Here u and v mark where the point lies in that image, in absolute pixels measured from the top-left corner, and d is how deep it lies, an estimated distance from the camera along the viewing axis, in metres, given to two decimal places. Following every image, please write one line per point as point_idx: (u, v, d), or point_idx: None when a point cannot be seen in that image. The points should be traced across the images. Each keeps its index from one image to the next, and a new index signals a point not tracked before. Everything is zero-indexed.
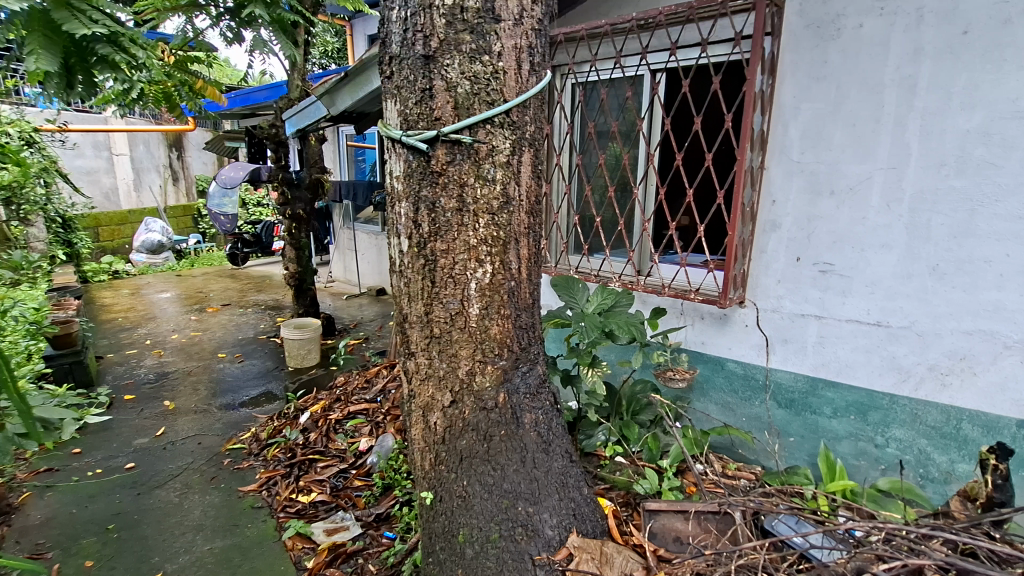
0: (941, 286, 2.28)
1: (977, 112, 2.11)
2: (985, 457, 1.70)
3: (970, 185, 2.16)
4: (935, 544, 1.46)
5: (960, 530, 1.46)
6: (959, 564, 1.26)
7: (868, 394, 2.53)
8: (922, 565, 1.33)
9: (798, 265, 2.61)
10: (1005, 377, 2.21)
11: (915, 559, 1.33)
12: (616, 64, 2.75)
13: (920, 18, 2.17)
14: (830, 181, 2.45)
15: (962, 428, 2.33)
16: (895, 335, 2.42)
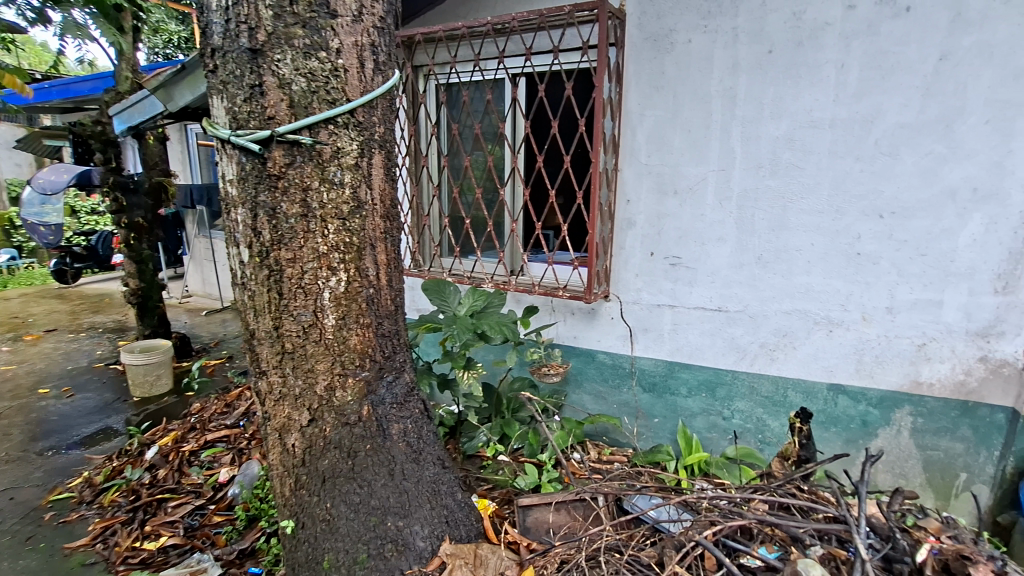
0: (766, 273, 2.60)
1: (783, 121, 2.43)
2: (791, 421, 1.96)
3: (782, 184, 2.48)
4: (758, 504, 1.68)
5: (778, 486, 1.70)
6: (771, 520, 1.48)
7: (715, 372, 2.81)
8: (743, 525, 1.53)
9: (651, 260, 2.82)
10: (817, 349, 2.57)
11: (737, 521, 1.53)
12: (475, 66, 2.78)
13: (735, 36, 2.45)
14: (673, 181, 2.69)
15: (788, 395, 2.68)
16: (732, 318, 2.71)
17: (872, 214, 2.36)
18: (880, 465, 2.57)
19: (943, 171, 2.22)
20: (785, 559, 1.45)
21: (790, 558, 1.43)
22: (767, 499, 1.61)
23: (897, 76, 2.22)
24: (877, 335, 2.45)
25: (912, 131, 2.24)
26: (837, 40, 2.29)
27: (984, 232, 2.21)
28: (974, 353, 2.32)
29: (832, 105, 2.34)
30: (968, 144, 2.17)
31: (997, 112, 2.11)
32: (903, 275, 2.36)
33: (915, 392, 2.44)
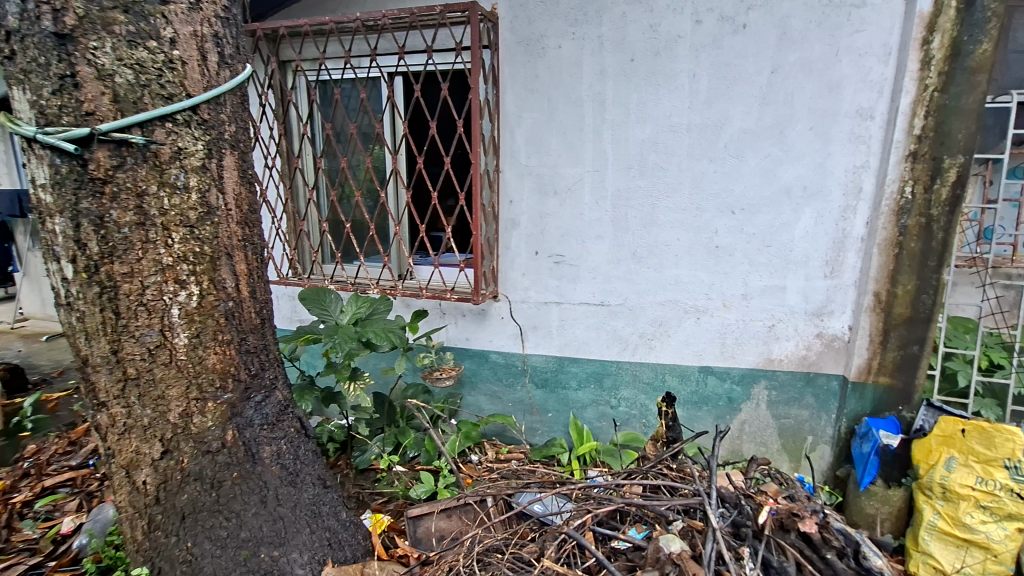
0: (641, 268, 2.77)
1: (647, 125, 2.60)
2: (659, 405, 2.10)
3: (650, 184, 2.66)
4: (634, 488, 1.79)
5: (650, 468, 1.85)
6: (639, 503, 1.60)
7: (601, 364, 2.94)
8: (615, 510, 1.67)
9: (536, 258, 2.89)
10: (688, 335, 2.79)
11: (608, 507, 1.65)
12: (346, 64, 2.68)
13: (601, 44, 2.57)
14: (552, 182, 2.77)
15: (666, 380, 2.87)
16: (614, 311, 2.86)
17: (726, 211, 2.60)
18: (745, 436, 2.84)
19: (781, 171, 2.51)
20: (650, 536, 1.59)
21: (653, 535, 1.55)
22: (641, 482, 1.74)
23: (739, 86, 2.47)
24: (736, 319, 2.71)
25: (754, 136, 2.50)
26: (688, 51, 2.49)
27: (814, 224, 2.53)
28: (812, 330, 2.64)
29: (687, 111, 2.54)
30: (797, 148, 2.47)
31: (818, 120, 2.42)
32: (754, 265, 2.63)
33: (769, 367, 2.73)
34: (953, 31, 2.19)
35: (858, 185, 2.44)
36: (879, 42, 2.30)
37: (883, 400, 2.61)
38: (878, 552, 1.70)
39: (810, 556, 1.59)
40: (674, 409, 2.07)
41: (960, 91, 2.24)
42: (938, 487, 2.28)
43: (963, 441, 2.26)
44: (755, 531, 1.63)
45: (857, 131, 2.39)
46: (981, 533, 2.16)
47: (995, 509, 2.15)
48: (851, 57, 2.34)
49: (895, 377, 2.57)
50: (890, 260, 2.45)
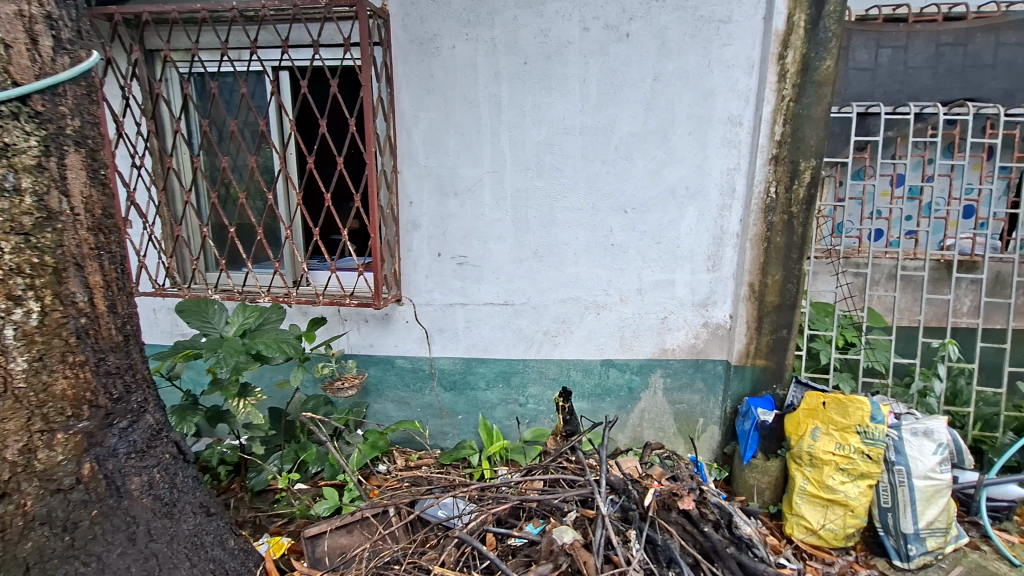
0: (542, 266, 2.83)
1: (543, 127, 2.66)
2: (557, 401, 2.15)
3: (547, 184, 2.73)
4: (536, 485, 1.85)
5: (551, 462, 1.92)
6: (533, 498, 1.70)
7: (508, 363, 2.97)
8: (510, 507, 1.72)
9: (439, 260, 2.86)
10: (590, 330, 2.90)
11: (505, 504, 1.70)
12: (222, 56, 2.50)
13: (494, 46, 2.60)
14: (452, 182, 2.76)
15: (571, 375, 2.96)
16: (518, 310, 2.90)
17: (619, 210, 2.73)
18: (645, 422, 3.00)
19: (666, 172, 2.68)
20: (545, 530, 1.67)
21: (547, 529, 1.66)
22: (543, 478, 1.79)
23: (626, 92, 2.60)
24: (632, 313, 2.86)
25: (640, 139, 2.64)
26: (577, 57, 2.58)
27: (697, 222, 2.72)
28: (699, 320, 2.85)
29: (579, 114, 2.64)
30: (679, 150, 2.65)
31: (696, 125, 2.61)
32: (646, 261, 2.79)
33: (663, 357, 2.91)
34: (802, 48, 2.47)
35: (732, 185, 2.67)
36: (743, 55, 2.52)
37: (761, 380, 2.87)
38: (745, 520, 1.93)
39: (690, 531, 1.74)
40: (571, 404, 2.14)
41: (810, 102, 2.52)
42: (805, 455, 2.54)
43: (824, 413, 2.54)
44: (641, 513, 1.75)
45: (729, 136, 2.61)
46: (840, 492, 2.45)
47: (851, 470, 2.44)
48: (720, 68, 2.55)
49: (769, 358, 2.84)
50: (760, 254, 2.71)
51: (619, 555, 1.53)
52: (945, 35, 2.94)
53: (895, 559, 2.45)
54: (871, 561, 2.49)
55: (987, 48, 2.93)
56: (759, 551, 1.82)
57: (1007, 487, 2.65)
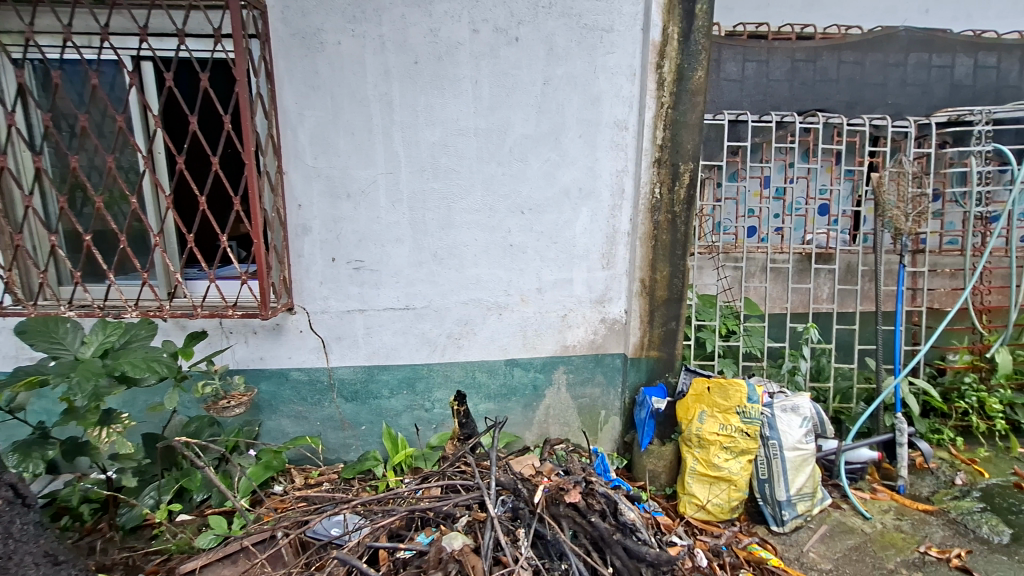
0: (442, 269, 2.80)
1: (436, 128, 2.64)
2: (452, 406, 2.31)
3: (444, 186, 2.70)
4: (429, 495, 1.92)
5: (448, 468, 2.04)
6: (421, 509, 1.76)
7: (412, 368, 2.90)
8: (395, 519, 1.77)
9: (334, 265, 2.73)
10: (493, 331, 2.91)
11: (389, 518, 1.74)
12: (66, 42, 2.22)
13: (383, 44, 2.53)
14: (344, 184, 2.65)
15: (476, 376, 2.95)
16: (420, 314, 2.84)
17: (516, 211, 2.77)
18: (551, 419, 3.07)
19: (559, 174, 2.75)
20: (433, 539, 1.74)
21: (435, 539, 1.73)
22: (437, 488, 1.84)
23: (517, 94, 2.64)
24: (533, 312, 2.91)
25: (533, 142, 2.70)
26: (468, 58, 2.58)
27: (590, 221, 2.83)
28: (597, 316, 2.97)
29: (473, 116, 2.64)
30: (570, 153, 2.73)
31: (585, 128, 2.71)
32: (544, 261, 2.85)
33: (565, 354, 2.99)
34: (676, 59, 2.65)
35: (621, 186, 2.80)
36: (626, 63, 2.66)
37: (655, 370, 3.04)
38: (631, 506, 2.04)
39: (580, 523, 1.80)
40: (465, 406, 2.28)
41: (686, 109, 2.71)
42: (695, 437, 2.73)
43: (709, 397, 2.74)
44: (530, 509, 1.82)
45: (616, 139, 2.74)
46: (725, 469, 2.66)
47: (733, 447, 2.66)
48: (606, 74, 2.66)
49: (661, 349, 3.01)
50: (649, 251, 2.87)
51: (506, 555, 1.61)
52: (798, 51, 3.29)
53: (773, 524, 2.69)
54: (753, 529, 2.71)
55: (832, 65, 3.32)
56: (642, 534, 1.92)
57: (860, 451, 3.01)
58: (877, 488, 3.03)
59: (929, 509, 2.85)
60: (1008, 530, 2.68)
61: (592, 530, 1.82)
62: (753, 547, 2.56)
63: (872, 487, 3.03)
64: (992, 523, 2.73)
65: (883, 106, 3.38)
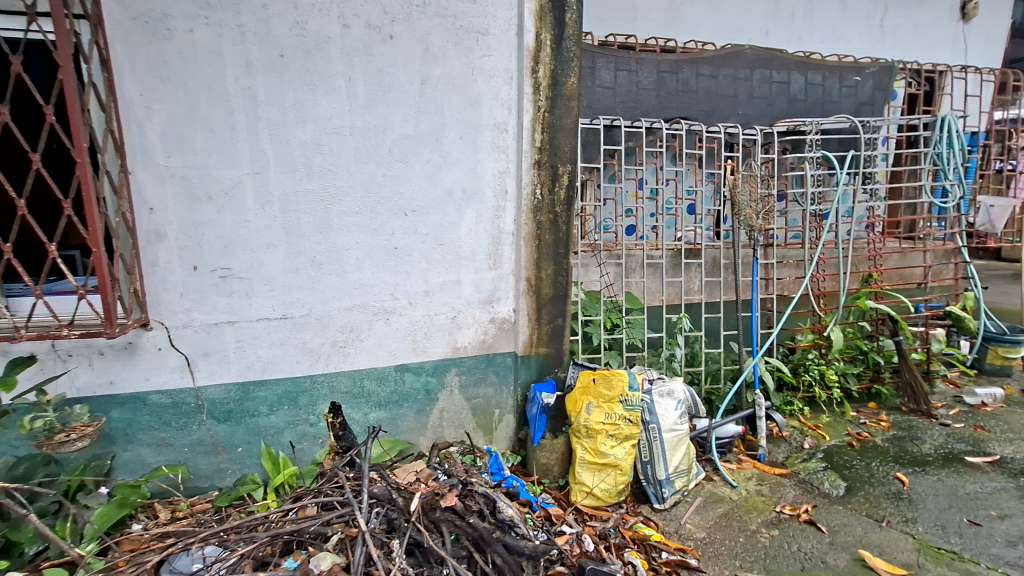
0: (321, 274, 2.65)
1: (308, 126, 2.50)
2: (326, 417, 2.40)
3: (319, 187, 2.56)
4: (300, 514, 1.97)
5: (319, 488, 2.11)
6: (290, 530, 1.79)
7: (293, 382, 2.72)
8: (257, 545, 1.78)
9: (196, 274, 2.48)
10: (380, 337, 2.81)
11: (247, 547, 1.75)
12: None
13: (243, 35, 2.35)
14: (204, 186, 2.41)
15: (364, 385, 2.84)
16: (299, 323, 2.67)
17: (399, 213, 2.70)
18: (445, 422, 3.03)
19: (442, 175, 2.73)
20: (300, 562, 1.76)
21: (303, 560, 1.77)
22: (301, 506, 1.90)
23: (394, 94, 2.58)
24: (422, 315, 2.86)
25: (414, 142, 2.65)
26: (340, 54, 2.48)
27: (475, 222, 2.84)
28: (486, 316, 2.99)
29: (347, 115, 2.54)
30: (452, 154, 2.73)
31: (466, 130, 2.72)
32: (430, 262, 2.82)
33: (456, 355, 2.98)
34: (550, 65, 2.76)
35: (503, 187, 2.85)
36: (502, 66, 2.72)
37: (545, 365, 3.13)
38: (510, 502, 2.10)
39: (459, 525, 1.85)
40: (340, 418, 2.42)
41: (561, 113, 2.83)
42: (583, 428, 2.85)
43: (595, 388, 2.88)
44: (405, 518, 1.84)
45: (497, 141, 2.79)
46: (611, 455, 2.80)
47: (617, 434, 2.81)
48: (483, 77, 2.70)
49: (550, 346, 3.11)
50: (533, 251, 2.94)
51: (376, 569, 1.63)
52: (663, 63, 3.56)
53: (655, 502, 2.89)
54: (638, 509, 2.89)
55: (692, 77, 3.63)
56: (520, 529, 2.00)
57: (727, 426, 3.33)
58: (742, 458, 3.37)
59: (783, 472, 3.22)
60: (843, 483, 3.11)
61: (472, 530, 1.87)
62: (638, 526, 2.72)
63: (739, 458, 3.36)
64: (831, 478, 3.15)
65: (735, 116, 3.76)
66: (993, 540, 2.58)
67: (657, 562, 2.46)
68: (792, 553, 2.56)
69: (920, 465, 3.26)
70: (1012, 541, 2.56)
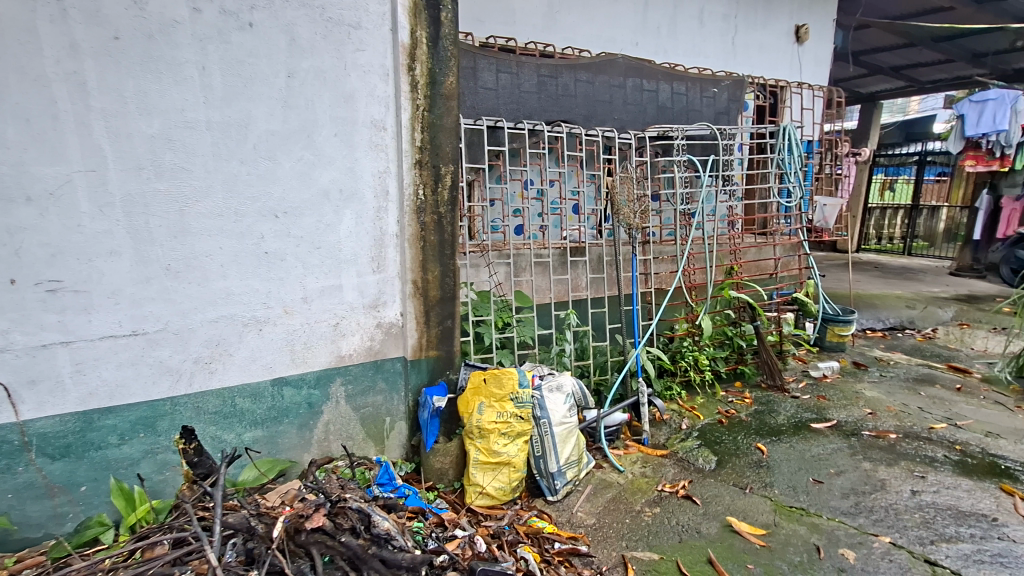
0: (179, 284, 2.38)
1: (155, 119, 2.23)
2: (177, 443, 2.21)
3: (172, 188, 2.30)
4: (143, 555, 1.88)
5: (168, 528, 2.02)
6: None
7: (149, 406, 2.41)
8: None
9: (15, 289, 2.10)
10: (253, 349, 2.59)
11: None
12: None
13: (63, 11, 2.03)
14: (19, 185, 2.05)
15: (236, 403, 2.60)
16: (153, 340, 2.36)
17: (269, 215, 2.51)
18: (332, 435, 2.87)
19: (316, 174, 2.58)
20: None
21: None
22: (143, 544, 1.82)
23: (257, 86, 2.39)
24: (300, 324, 2.68)
25: (282, 139, 2.48)
26: (190, 40, 2.24)
27: (355, 224, 2.73)
28: (372, 321, 2.88)
29: (202, 107, 2.30)
30: (326, 152, 2.59)
31: (340, 127, 2.60)
32: (307, 267, 2.65)
33: (340, 364, 2.83)
34: (427, 63, 2.75)
35: (384, 187, 2.77)
36: (377, 62, 2.64)
37: (435, 369, 3.08)
38: (388, 516, 2.09)
39: (330, 545, 1.86)
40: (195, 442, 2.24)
41: (441, 113, 2.83)
42: (475, 428, 2.84)
43: (486, 388, 2.88)
44: (265, 546, 1.82)
45: (375, 140, 2.70)
46: (504, 453, 2.82)
47: (509, 432, 2.84)
48: (357, 72, 2.60)
49: (439, 348, 3.06)
50: (418, 252, 2.89)
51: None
52: (543, 67, 3.67)
53: (548, 495, 2.96)
54: (532, 504, 2.95)
55: (570, 82, 3.78)
56: (398, 540, 1.99)
57: (614, 415, 3.51)
58: (629, 444, 3.57)
59: (664, 453, 3.47)
60: (714, 457, 3.42)
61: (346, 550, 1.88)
62: (532, 520, 2.78)
63: (625, 444, 3.56)
64: (705, 454, 3.44)
65: (611, 121, 3.98)
66: (831, 493, 2.98)
67: (550, 553, 2.52)
68: (671, 527, 2.75)
69: (776, 434, 3.68)
70: (845, 493, 2.97)
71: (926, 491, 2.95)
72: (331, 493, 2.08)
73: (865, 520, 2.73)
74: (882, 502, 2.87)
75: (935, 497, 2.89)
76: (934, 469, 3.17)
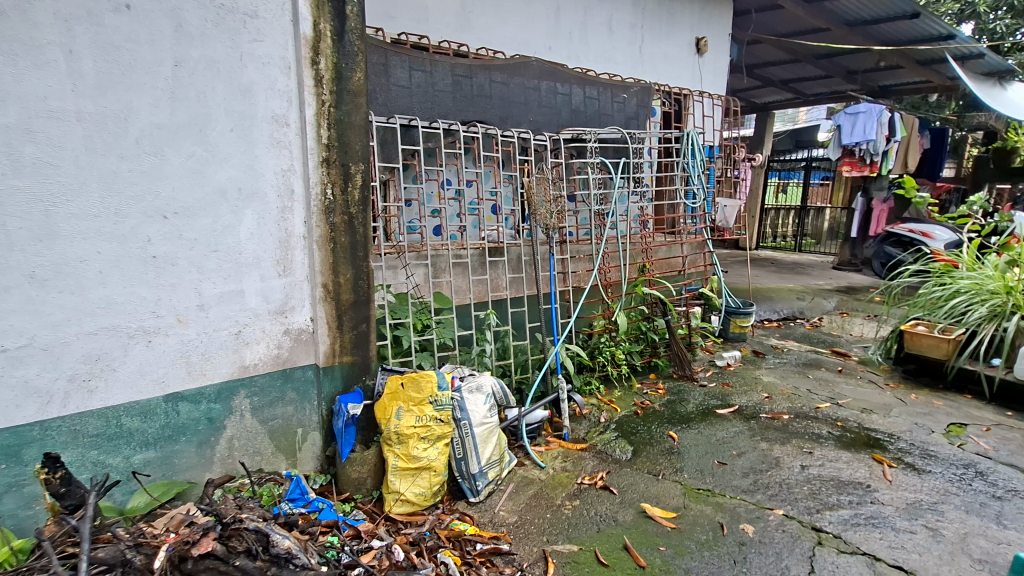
0: (48, 293, 2.11)
1: (11, 106, 1.96)
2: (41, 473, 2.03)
3: (35, 185, 2.03)
4: None
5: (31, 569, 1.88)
6: None
7: (12, 433, 2.11)
8: None
9: None
10: (141, 363, 2.35)
11: None
12: None
13: None
14: None
15: (122, 424, 2.35)
16: (15, 358, 2.07)
17: (156, 215, 2.29)
18: (236, 452, 2.68)
19: (210, 172, 2.40)
20: None
21: None
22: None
23: (138, 74, 2.18)
24: (196, 333, 2.47)
25: (169, 133, 2.28)
26: (53, 19, 2.00)
27: (257, 225, 2.56)
28: (279, 328, 2.72)
29: (70, 95, 2.06)
30: (221, 148, 2.41)
31: (237, 122, 2.44)
32: (203, 272, 2.45)
33: (244, 375, 2.65)
34: (332, 57, 2.65)
35: (288, 186, 2.63)
36: (276, 54, 2.50)
37: (350, 375, 2.96)
38: (291, 532, 2.03)
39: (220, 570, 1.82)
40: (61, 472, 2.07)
41: (348, 110, 2.73)
42: (394, 434, 2.78)
43: (403, 392, 2.82)
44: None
45: (277, 136, 2.55)
46: (424, 458, 2.78)
47: (429, 436, 2.80)
48: (255, 64, 2.45)
49: (354, 354, 2.95)
50: (328, 254, 2.78)
51: None
52: (457, 67, 3.64)
53: (470, 497, 2.94)
54: (454, 507, 2.92)
55: (485, 83, 3.78)
56: (300, 558, 1.93)
57: (536, 412, 3.56)
58: (550, 440, 3.64)
59: (584, 446, 3.57)
60: (630, 447, 3.57)
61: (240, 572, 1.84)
62: (454, 523, 2.75)
63: (547, 440, 3.63)
64: (621, 445, 3.58)
65: (527, 122, 4.04)
66: (734, 473, 3.21)
67: (471, 555, 2.50)
68: (590, 518, 2.83)
69: (686, 421, 3.91)
70: (746, 472, 3.21)
71: (814, 465, 3.26)
72: (224, 514, 1.98)
73: (762, 496, 2.96)
74: (776, 478, 3.13)
75: (821, 470, 3.20)
76: (820, 445, 3.50)
